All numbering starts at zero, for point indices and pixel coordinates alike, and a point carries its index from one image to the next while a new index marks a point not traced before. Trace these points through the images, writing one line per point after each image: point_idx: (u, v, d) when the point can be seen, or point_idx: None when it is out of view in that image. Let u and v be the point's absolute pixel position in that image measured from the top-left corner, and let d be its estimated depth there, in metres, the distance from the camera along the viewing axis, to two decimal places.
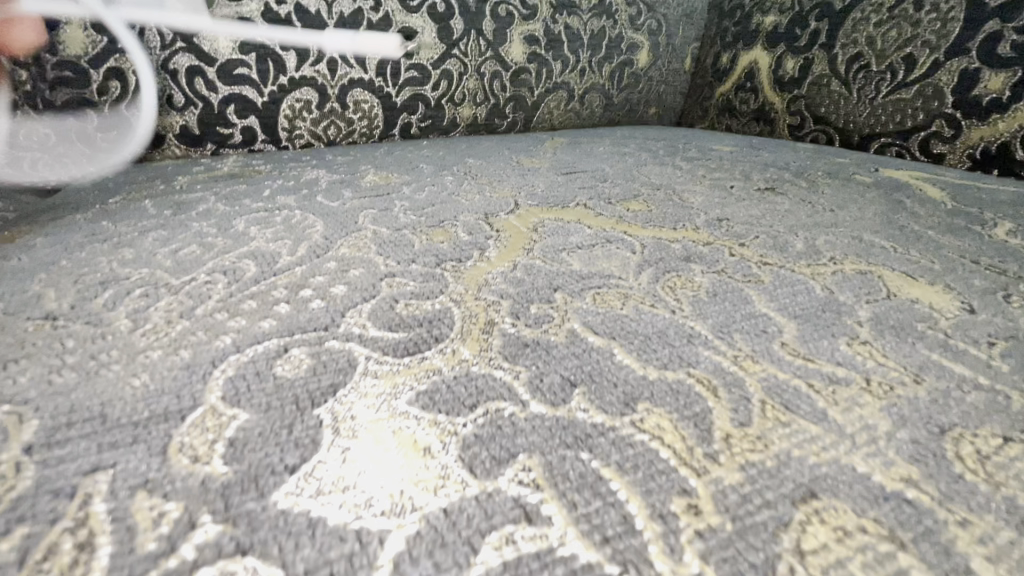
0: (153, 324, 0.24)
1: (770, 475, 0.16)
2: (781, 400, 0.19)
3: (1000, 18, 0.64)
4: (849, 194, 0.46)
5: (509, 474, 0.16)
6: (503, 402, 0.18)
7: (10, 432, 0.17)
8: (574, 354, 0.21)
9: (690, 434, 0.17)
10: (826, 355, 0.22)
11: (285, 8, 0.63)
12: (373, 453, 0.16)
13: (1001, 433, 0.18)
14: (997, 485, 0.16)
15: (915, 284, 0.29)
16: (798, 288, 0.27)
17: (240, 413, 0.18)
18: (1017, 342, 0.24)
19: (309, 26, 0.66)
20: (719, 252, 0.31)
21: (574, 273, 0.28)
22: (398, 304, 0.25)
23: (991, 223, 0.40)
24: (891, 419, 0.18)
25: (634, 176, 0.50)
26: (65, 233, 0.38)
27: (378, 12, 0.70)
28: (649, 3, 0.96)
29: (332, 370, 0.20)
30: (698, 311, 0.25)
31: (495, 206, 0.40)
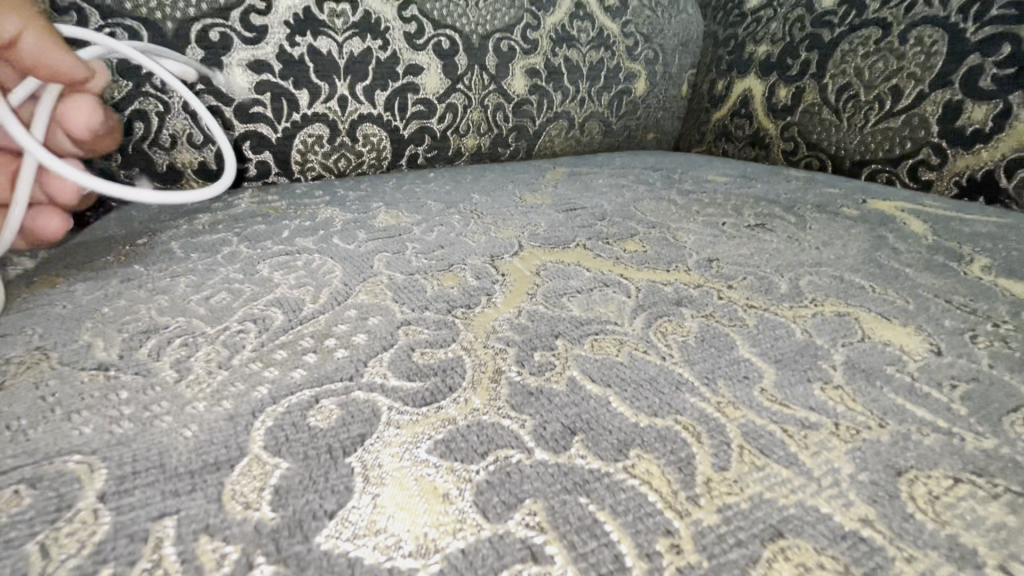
0: (195, 374, 0.27)
1: (744, 516, 0.18)
2: (757, 444, 0.21)
3: (980, 53, 0.67)
4: (835, 228, 0.49)
5: (517, 518, 0.18)
6: (511, 450, 0.21)
7: (84, 481, 0.20)
8: (573, 401, 0.24)
9: (675, 479, 0.20)
10: (801, 400, 0.24)
11: (299, 51, 0.69)
12: (399, 499, 0.19)
13: (952, 474, 0.20)
14: (942, 524, 0.18)
15: (888, 326, 0.31)
16: (780, 332, 0.30)
17: (282, 461, 0.21)
18: (977, 384, 0.26)
19: (321, 67, 0.71)
20: (708, 295, 0.34)
21: (574, 319, 0.31)
22: (414, 353, 0.28)
23: (968, 258, 0.43)
24: (855, 461, 0.21)
25: (632, 213, 0.52)
26: (102, 277, 0.41)
27: (386, 51, 0.75)
28: (646, 34, 1.00)
29: (359, 421, 0.23)
30: (687, 357, 0.27)
31: (500, 248, 0.43)
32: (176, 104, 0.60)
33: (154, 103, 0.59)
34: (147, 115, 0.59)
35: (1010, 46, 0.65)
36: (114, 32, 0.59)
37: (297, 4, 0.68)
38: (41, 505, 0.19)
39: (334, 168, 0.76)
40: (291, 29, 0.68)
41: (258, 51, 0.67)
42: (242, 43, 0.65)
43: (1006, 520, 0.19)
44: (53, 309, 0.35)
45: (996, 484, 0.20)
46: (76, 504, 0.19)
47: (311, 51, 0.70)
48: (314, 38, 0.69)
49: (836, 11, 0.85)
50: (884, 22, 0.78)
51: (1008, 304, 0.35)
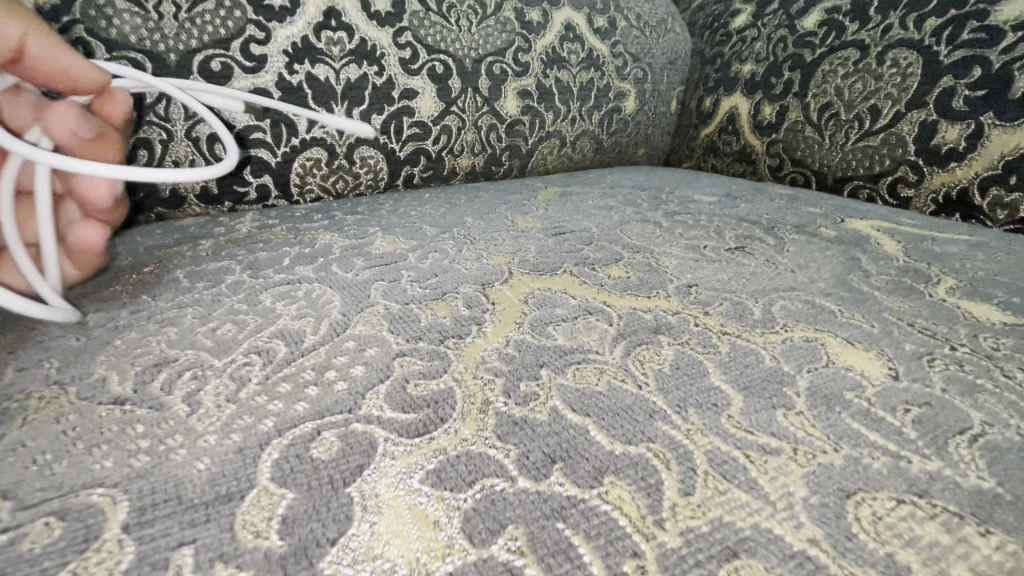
0: (205, 408, 0.29)
1: (704, 538, 0.20)
2: (720, 470, 0.24)
3: (953, 75, 0.70)
4: (812, 250, 0.51)
5: (500, 543, 0.20)
6: (496, 479, 0.23)
7: (108, 513, 0.22)
8: (554, 431, 0.26)
9: (643, 504, 0.22)
10: (764, 427, 0.26)
11: (298, 78, 0.71)
12: (394, 526, 0.21)
13: (896, 496, 0.22)
14: (882, 543, 0.20)
15: (852, 351, 0.33)
16: (750, 359, 0.32)
17: (287, 492, 0.23)
18: (929, 408, 0.28)
19: (319, 93, 0.73)
20: (686, 322, 0.36)
21: (558, 348, 0.33)
22: (408, 384, 0.30)
23: (935, 280, 0.45)
24: (808, 485, 0.23)
25: (618, 236, 0.55)
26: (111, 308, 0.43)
27: (382, 76, 0.77)
28: (634, 54, 1.03)
29: (358, 452, 0.25)
30: (662, 386, 0.29)
31: (491, 275, 0.45)
32: (177, 132, 0.62)
33: (158, 131, 0.61)
34: (151, 143, 0.61)
35: (980, 69, 0.68)
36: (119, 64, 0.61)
37: (295, 34, 0.70)
38: (70, 536, 0.21)
39: (332, 190, 0.79)
40: (289, 57, 0.70)
41: (258, 79, 0.69)
42: (242, 72, 0.68)
43: (940, 538, 0.21)
44: (66, 341, 0.37)
45: (934, 505, 0.22)
46: (103, 535, 0.21)
47: (309, 78, 0.72)
48: (312, 66, 0.72)
49: (817, 33, 0.88)
50: (863, 44, 0.81)
51: (967, 326, 0.37)
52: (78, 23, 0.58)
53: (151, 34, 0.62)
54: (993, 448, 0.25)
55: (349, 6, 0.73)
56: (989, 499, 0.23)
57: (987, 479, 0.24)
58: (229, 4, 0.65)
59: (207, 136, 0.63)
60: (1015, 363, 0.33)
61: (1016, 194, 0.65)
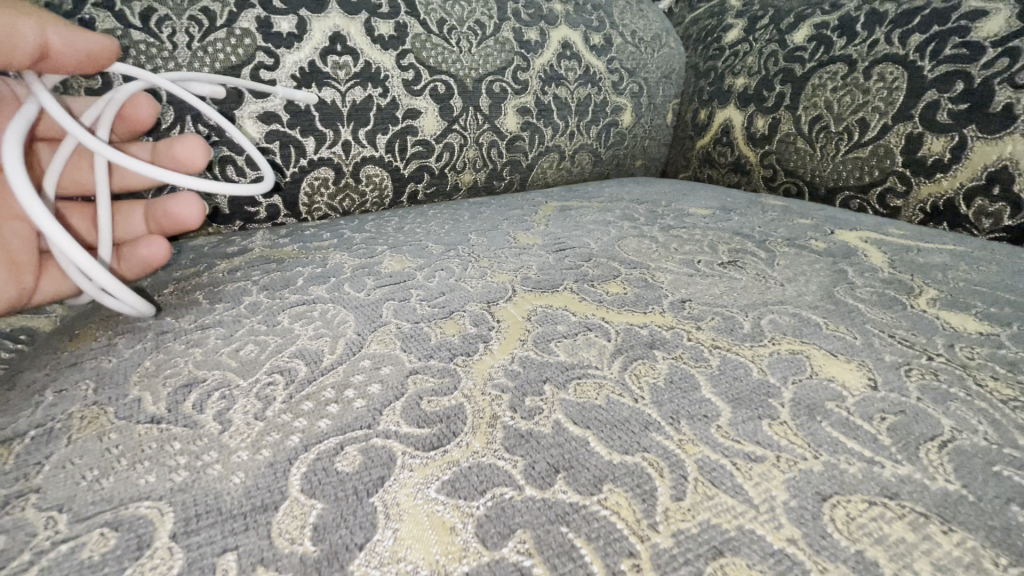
0: (236, 426, 0.31)
1: (693, 539, 0.23)
2: (709, 476, 0.26)
3: (937, 89, 0.73)
4: (801, 263, 0.54)
5: (510, 545, 0.23)
6: (505, 487, 0.25)
7: (157, 523, 0.24)
8: (557, 442, 0.28)
9: (638, 509, 0.24)
10: (751, 436, 0.29)
11: (305, 100, 0.74)
12: (414, 531, 0.23)
13: (869, 498, 0.25)
14: (854, 541, 0.23)
15: (836, 363, 0.36)
16: (739, 372, 0.34)
17: (317, 502, 0.25)
18: (904, 416, 0.30)
19: (326, 115, 0.76)
20: (679, 337, 0.39)
21: (560, 364, 0.35)
22: (421, 401, 0.32)
23: (917, 291, 0.47)
24: (789, 489, 0.25)
25: (616, 252, 0.57)
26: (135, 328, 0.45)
27: (386, 97, 0.80)
28: (630, 69, 1.06)
29: (379, 465, 0.27)
30: (656, 399, 0.32)
31: (496, 293, 0.47)
32: None
33: None
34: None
35: (962, 83, 0.70)
36: None
37: (303, 59, 0.73)
38: (125, 546, 0.23)
39: (339, 208, 0.81)
40: (297, 81, 0.73)
41: (267, 104, 0.71)
42: (252, 97, 0.70)
43: (906, 535, 0.23)
44: (98, 362, 0.40)
45: (903, 506, 0.24)
46: (154, 543, 0.23)
47: (317, 101, 0.75)
48: (319, 89, 0.74)
49: (806, 48, 0.90)
50: (850, 58, 0.84)
51: (945, 337, 0.39)
52: None
53: (165, 63, 0.65)
54: (961, 452, 0.28)
55: (354, 31, 0.76)
56: (955, 501, 0.25)
57: (953, 482, 0.26)
58: (240, 33, 0.68)
59: (219, 158, 0.66)
60: (986, 372, 0.35)
61: (999, 204, 0.68)
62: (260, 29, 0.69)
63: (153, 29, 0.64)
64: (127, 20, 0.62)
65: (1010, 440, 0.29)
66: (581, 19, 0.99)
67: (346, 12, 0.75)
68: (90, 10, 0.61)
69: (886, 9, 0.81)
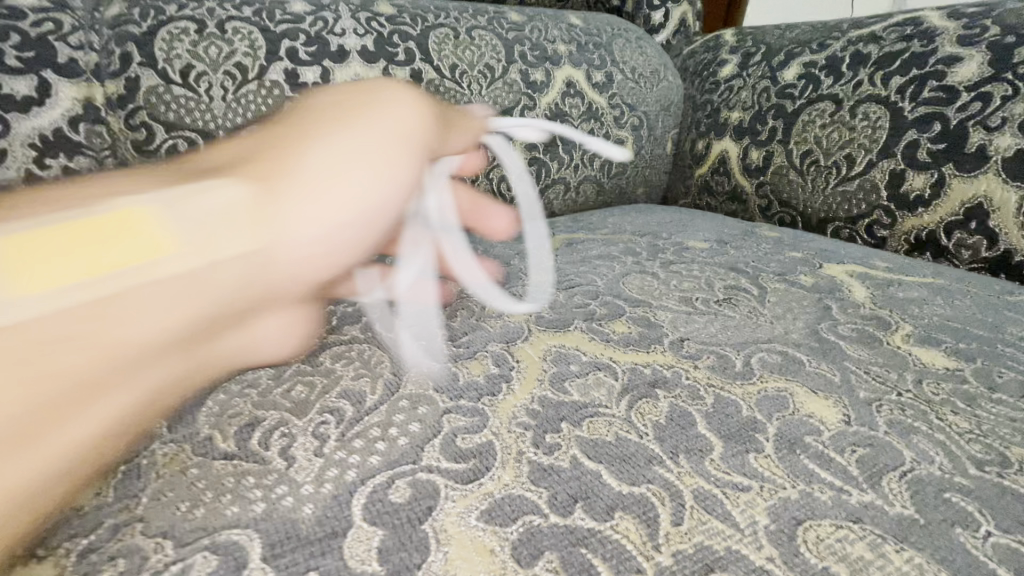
0: (299, 461, 0.36)
1: (689, 558, 0.28)
2: (702, 503, 0.31)
3: (916, 129, 0.78)
4: (790, 299, 0.59)
5: (541, 564, 0.28)
6: (533, 515, 0.31)
7: (249, 548, 0.30)
8: (575, 475, 0.33)
9: (644, 533, 0.29)
10: (739, 469, 0.34)
11: None
12: (462, 554, 0.29)
13: (836, 522, 0.30)
14: (821, 558, 0.28)
15: (815, 399, 0.41)
16: (730, 409, 0.40)
17: (378, 529, 0.30)
18: (871, 448, 0.35)
19: None
20: (679, 376, 0.44)
21: (574, 403, 0.41)
22: (457, 438, 0.37)
23: (894, 327, 0.52)
24: (770, 514, 0.30)
25: (621, 290, 0.63)
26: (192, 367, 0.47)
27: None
28: (631, 104, 1.12)
29: (426, 496, 0.32)
30: (658, 435, 0.37)
31: (514, 333, 0.53)
32: None
33: None
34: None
35: (940, 124, 0.76)
36: (176, 142, 0.69)
37: None
38: (226, 566, 0.29)
39: None
40: None
41: None
42: None
43: (864, 553, 0.28)
44: None
45: (864, 528, 0.29)
46: (250, 564, 0.29)
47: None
48: None
49: (796, 85, 0.96)
50: (837, 97, 0.89)
51: (915, 372, 0.44)
52: (141, 109, 0.67)
53: (203, 115, 0.70)
54: (918, 481, 0.33)
55: (373, 78, 0.81)
56: (908, 524, 0.30)
57: (908, 507, 0.31)
58: (269, 84, 0.74)
59: None
60: (948, 406, 0.40)
61: (977, 236, 0.74)
62: (287, 80, 0.75)
63: (192, 84, 0.69)
64: (169, 77, 0.68)
65: (960, 469, 0.34)
66: (583, 59, 1.05)
67: (366, 61, 0.80)
68: (135, 69, 0.67)
69: (869, 51, 0.87)
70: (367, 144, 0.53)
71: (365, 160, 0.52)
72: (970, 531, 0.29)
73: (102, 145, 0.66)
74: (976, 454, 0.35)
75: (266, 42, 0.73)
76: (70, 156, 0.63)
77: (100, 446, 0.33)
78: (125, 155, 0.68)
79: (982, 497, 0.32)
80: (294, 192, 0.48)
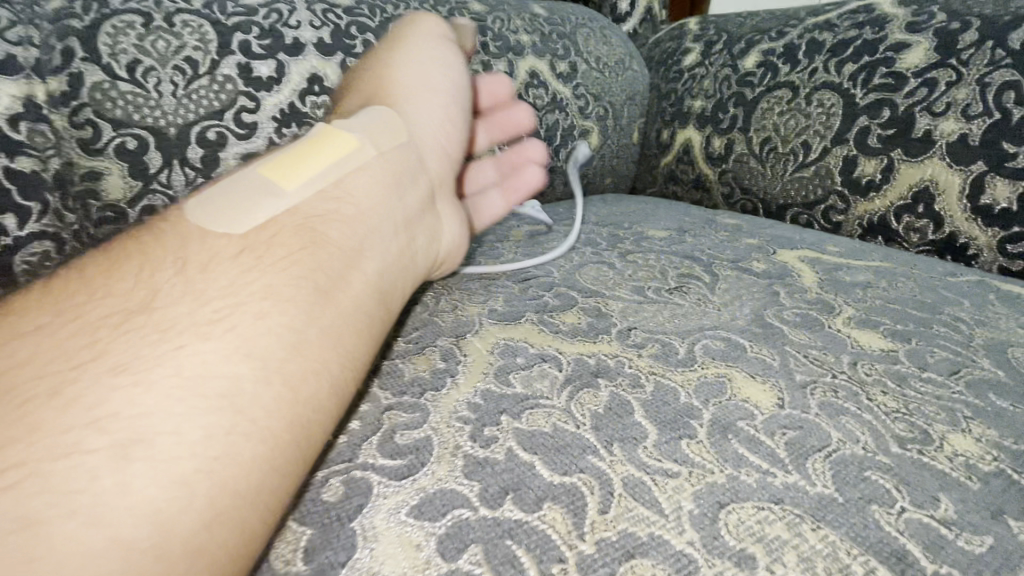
0: None
1: (612, 545, 0.28)
2: (631, 490, 0.32)
3: (867, 115, 0.80)
4: (740, 286, 0.60)
5: (464, 558, 0.28)
6: (463, 509, 0.31)
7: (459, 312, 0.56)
8: (509, 467, 0.34)
9: (570, 522, 0.30)
10: (671, 456, 0.34)
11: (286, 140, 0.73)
12: (387, 549, 0.29)
13: (757, 504, 0.31)
14: (739, 540, 0.28)
15: (751, 384, 0.41)
16: (668, 397, 0.40)
17: (307, 529, 0.30)
18: (800, 430, 0.36)
19: None
20: (622, 364, 0.44)
21: (516, 396, 0.41)
22: (395, 435, 0.37)
23: (837, 310, 0.53)
24: (695, 499, 0.31)
25: (575, 282, 0.62)
26: None
27: None
28: (596, 94, 1.07)
29: (358, 494, 0.32)
30: (595, 424, 0.37)
31: (463, 327, 0.52)
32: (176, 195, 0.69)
33: (160, 197, 0.68)
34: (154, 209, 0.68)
35: (889, 110, 0.77)
36: (125, 141, 0.65)
37: (283, 101, 0.73)
38: None
39: None
40: (277, 122, 0.73)
41: (250, 146, 0.71)
42: (234, 139, 0.70)
43: (781, 533, 0.29)
44: None
45: (783, 509, 0.30)
46: None
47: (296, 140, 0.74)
48: (298, 129, 0.74)
49: (755, 73, 0.97)
50: (794, 84, 0.90)
51: (851, 354, 0.46)
52: (86, 107, 0.63)
53: (152, 111, 0.66)
54: (840, 461, 0.34)
55: (331, 72, 0.76)
56: (825, 503, 0.31)
57: (829, 487, 0.32)
58: (222, 79, 0.69)
59: None
60: (878, 387, 0.41)
61: (924, 220, 0.74)
62: (241, 75, 0.70)
63: (140, 80, 0.65)
64: (114, 72, 0.64)
65: (883, 447, 0.35)
66: (548, 48, 1.00)
67: (322, 53, 0.75)
68: (78, 65, 0.62)
69: (824, 38, 0.88)
70: (430, 60, 0.66)
71: (428, 85, 0.64)
72: (885, 508, 0.30)
73: (44, 143, 0.60)
74: (900, 433, 0.36)
75: (218, 35, 0.69)
76: (10, 156, 0.57)
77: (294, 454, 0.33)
78: (70, 155, 0.63)
79: (901, 474, 0.33)
80: (396, 99, 0.61)
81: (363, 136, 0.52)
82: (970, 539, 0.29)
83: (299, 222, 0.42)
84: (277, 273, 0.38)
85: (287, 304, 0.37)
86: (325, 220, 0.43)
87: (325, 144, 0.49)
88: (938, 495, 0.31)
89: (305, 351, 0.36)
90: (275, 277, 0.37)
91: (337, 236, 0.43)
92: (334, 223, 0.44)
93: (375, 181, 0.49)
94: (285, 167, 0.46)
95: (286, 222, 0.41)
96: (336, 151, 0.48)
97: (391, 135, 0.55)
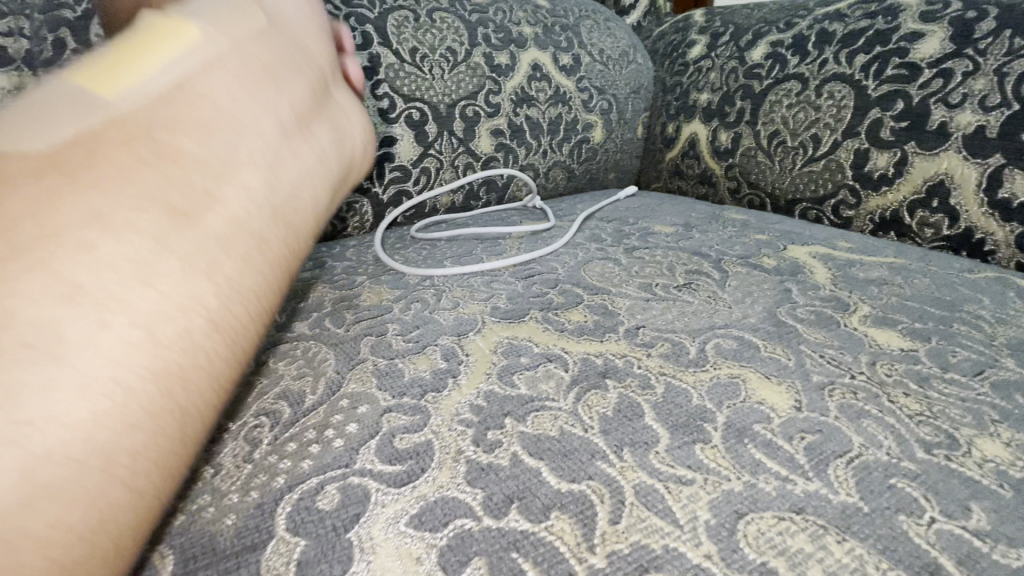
0: (226, 468, 0.34)
1: (624, 558, 0.27)
2: (643, 499, 0.30)
3: (880, 107, 0.78)
4: (751, 283, 0.58)
5: (467, 572, 0.26)
6: (465, 519, 0.29)
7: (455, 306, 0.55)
8: (514, 474, 0.32)
9: (579, 533, 0.28)
10: (685, 462, 0.32)
11: None
12: (385, 562, 0.27)
13: (778, 514, 0.29)
14: (761, 553, 0.27)
15: (766, 385, 0.40)
16: (680, 399, 0.38)
17: (299, 539, 0.29)
18: (819, 435, 0.35)
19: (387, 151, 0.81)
20: (631, 364, 0.43)
21: (520, 398, 0.39)
22: (395, 438, 0.35)
23: (852, 308, 0.51)
24: (711, 509, 0.29)
25: (581, 279, 0.60)
26: None
27: None
28: (600, 87, 1.05)
29: (355, 502, 0.31)
30: (604, 428, 0.36)
31: (465, 325, 0.50)
32: None
33: None
34: None
35: (902, 102, 0.75)
36: None
37: None
38: None
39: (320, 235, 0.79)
40: None
41: None
42: None
43: (804, 546, 0.27)
44: None
45: (806, 519, 0.28)
46: None
47: None
48: None
49: (763, 65, 0.94)
50: (803, 76, 0.88)
51: (869, 354, 0.44)
52: None
53: None
54: (863, 467, 0.32)
55: None
56: (850, 514, 0.29)
57: (852, 495, 0.30)
58: None
59: None
60: (899, 388, 0.39)
61: (938, 215, 0.72)
62: None
63: None
64: None
65: (908, 453, 0.33)
66: (551, 40, 0.98)
67: None
68: (70, 56, 0.60)
69: (834, 29, 0.86)
70: None
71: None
72: (913, 519, 0.29)
73: None
74: (925, 437, 0.34)
75: None
76: None
77: (172, 402, 0.29)
78: None
79: (929, 481, 0.31)
80: None
81: (218, 24, 0.40)
82: (1006, 552, 0.27)
83: (131, 133, 0.32)
84: (114, 205, 0.29)
85: (137, 240, 0.30)
86: (178, 130, 0.34)
87: (152, 29, 0.36)
88: (968, 504, 0.29)
89: (174, 295, 0.30)
90: (110, 201, 0.29)
91: (202, 148, 0.35)
92: (194, 130, 0.35)
93: (246, 84, 0.39)
94: (103, 64, 0.33)
95: (118, 136, 0.31)
96: (180, 37, 0.36)
97: (259, 31, 0.44)
